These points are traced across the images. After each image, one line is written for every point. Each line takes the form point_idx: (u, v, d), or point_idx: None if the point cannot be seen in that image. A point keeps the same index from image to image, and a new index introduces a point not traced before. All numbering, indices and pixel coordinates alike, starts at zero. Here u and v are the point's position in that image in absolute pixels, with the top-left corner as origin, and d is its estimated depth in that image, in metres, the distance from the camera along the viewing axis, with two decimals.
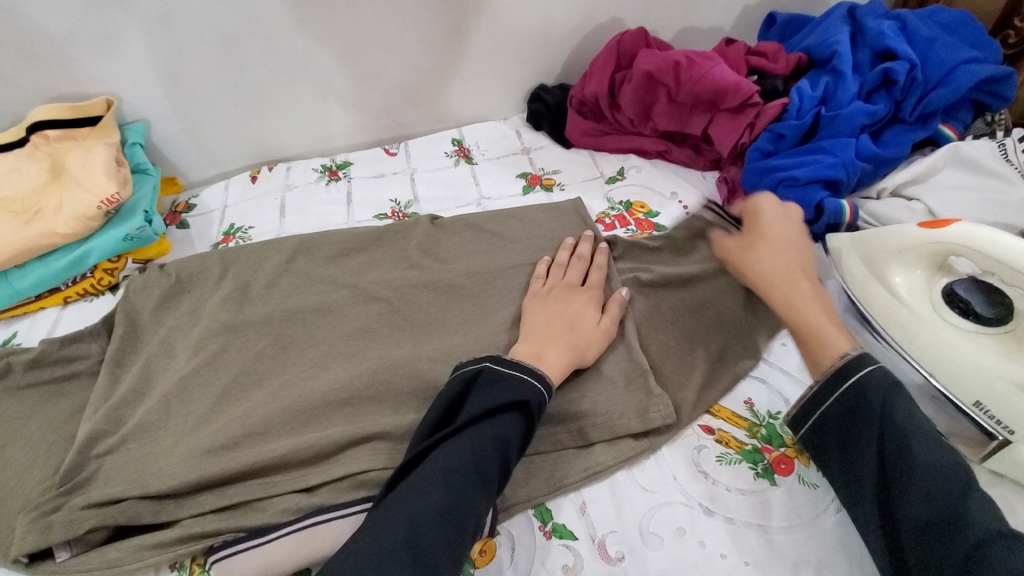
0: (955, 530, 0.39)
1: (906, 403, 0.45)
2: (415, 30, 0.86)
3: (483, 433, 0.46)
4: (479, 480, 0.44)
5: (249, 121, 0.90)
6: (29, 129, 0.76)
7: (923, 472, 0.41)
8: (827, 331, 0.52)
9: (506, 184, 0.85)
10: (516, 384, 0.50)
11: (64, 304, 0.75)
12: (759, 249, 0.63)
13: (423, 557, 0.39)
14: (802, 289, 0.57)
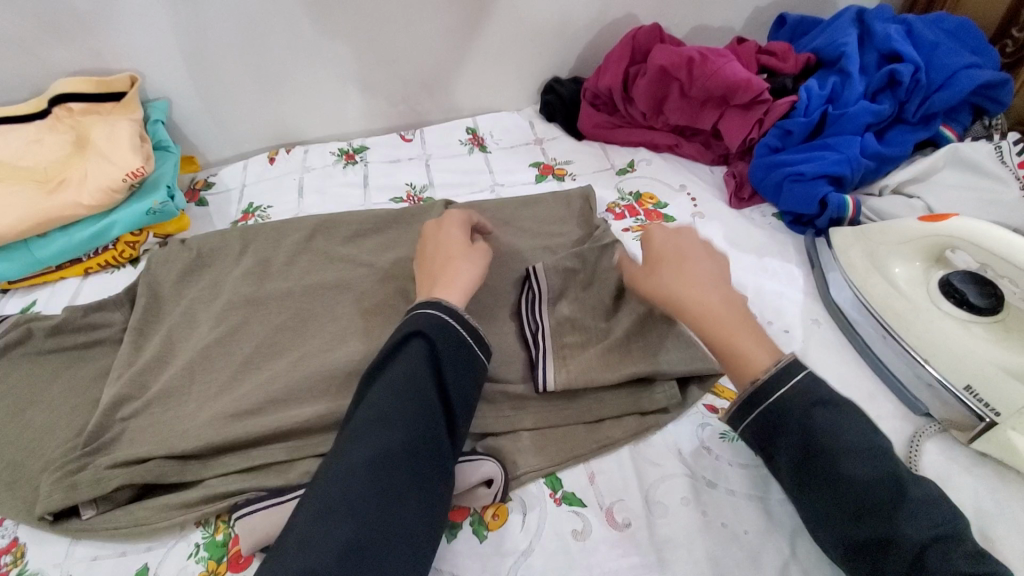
0: (896, 546, 0.39)
1: (824, 415, 0.43)
2: (434, 19, 0.88)
3: (403, 375, 0.46)
4: (411, 421, 0.44)
5: (268, 103, 0.92)
6: (52, 101, 0.78)
7: (862, 491, 0.41)
8: (743, 346, 0.47)
9: (520, 172, 0.88)
10: (426, 325, 0.49)
11: (86, 275, 0.77)
12: (660, 272, 0.54)
13: (362, 504, 0.40)
14: (716, 302, 0.50)
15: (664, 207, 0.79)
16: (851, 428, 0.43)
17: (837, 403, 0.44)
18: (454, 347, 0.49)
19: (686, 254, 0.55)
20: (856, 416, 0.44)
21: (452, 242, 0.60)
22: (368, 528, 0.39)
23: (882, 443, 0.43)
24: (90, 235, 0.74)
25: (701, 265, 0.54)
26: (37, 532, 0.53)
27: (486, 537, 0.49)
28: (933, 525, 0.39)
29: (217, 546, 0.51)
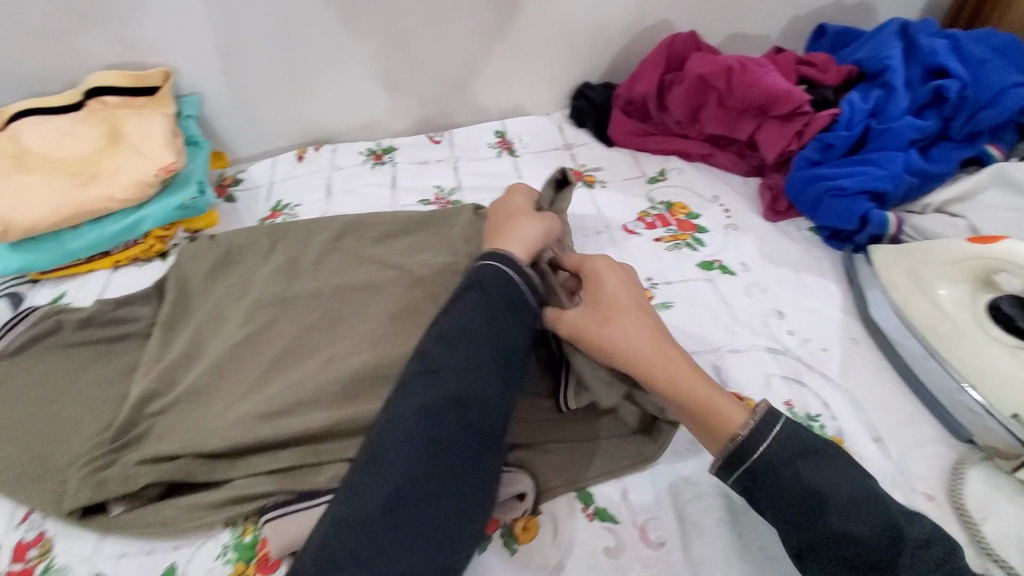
0: None
1: (807, 467, 0.44)
2: (467, 21, 0.88)
3: (466, 326, 0.48)
4: (459, 377, 0.46)
5: (299, 101, 0.92)
6: (87, 94, 0.79)
7: (858, 548, 0.41)
8: (717, 401, 0.48)
9: (549, 177, 0.87)
10: (491, 278, 0.52)
11: (114, 268, 0.77)
12: (618, 322, 0.52)
13: (411, 455, 0.42)
14: (681, 361, 0.50)
15: (697, 217, 0.78)
16: (837, 478, 0.43)
17: (819, 455, 0.45)
18: (516, 299, 0.51)
19: (637, 305, 0.54)
20: (841, 465, 0.45)
21: (514, 207, 0.65)
22: (435, 467, 0.42)
23: (870, 490, 0.43)
24: (122, 228, 0.74)
25: (651, 317, 0.53)
26: (65, 527, 0.53)
27: (516, 550, 0.49)
28: (935, 574, 0.39)
29: (246, 548, 0.50)
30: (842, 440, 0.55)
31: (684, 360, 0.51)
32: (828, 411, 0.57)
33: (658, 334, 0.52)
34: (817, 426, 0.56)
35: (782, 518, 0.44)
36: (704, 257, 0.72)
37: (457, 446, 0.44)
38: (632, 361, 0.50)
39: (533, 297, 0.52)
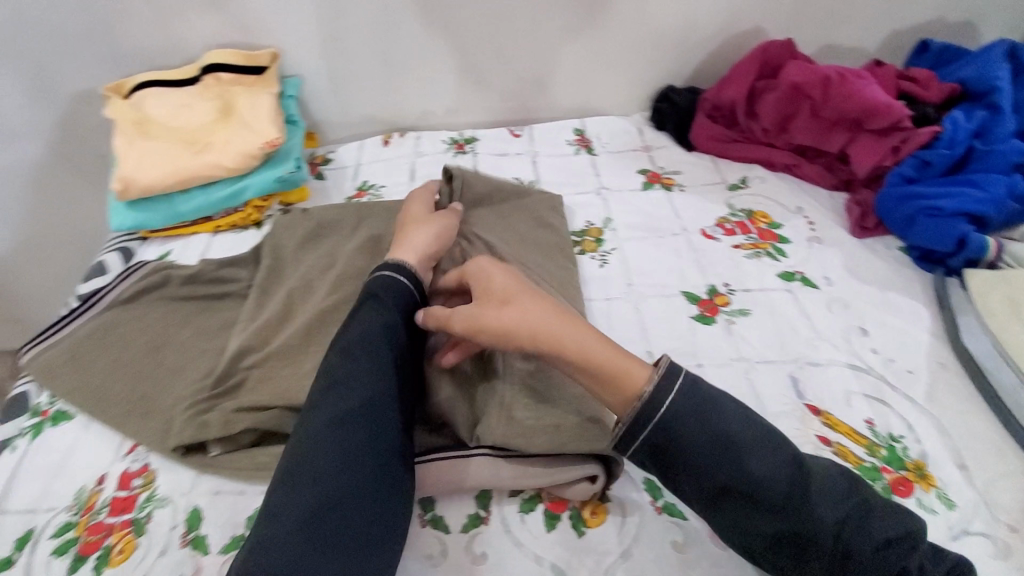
0: (813, 535, 0.43)
1: (714, 416, 0.46)
2: (559, 20, 0.90)
3: (365, 337, 0.52)
4: (365, 381, 0.49)
5: (390, 88, 0.96)
6: (204, 70, 0.85)
7: (775, 489, 0.44)
8: (623, 361, 0.49)
9: (626, 177, 0.88)
10: (381, 292, 0.56)
11: (214, 233, 0.82)
12: (516, 301, 0.52)
13: (326, 463, 0.45)
14: (582, 330, 0.51)
15: (779, 228, 0.77)
16: (745, 426, 0.46)
17: (718, 404, 0.47)
18: (406, 304, 0.57)
19: (525, 285, 0.54)
20: (743, 412, 0.48)
21: (411, 212, 0.70)
22: (356, 468, 0.45)
23: (773, 433, 0.47)
24: (227, 196, 0.80)
25: (548, 295, 0.54)
26: (165, 461, 0.58)
27: (584, 534, 0.50)
28: (842, 501, 0.44)
29: None
30: (925, 463, 0.54)
31: (588, 329, 0.51)
32: (911, 432, 0.56)
33: (558, 309, 0.52)
34: (900, 446, 0.55)
35: (697, 471, 0.45)
36: (785, 268, 0.72)
37: (372, 444, 0.46)
38: (536, 336, 0.50)
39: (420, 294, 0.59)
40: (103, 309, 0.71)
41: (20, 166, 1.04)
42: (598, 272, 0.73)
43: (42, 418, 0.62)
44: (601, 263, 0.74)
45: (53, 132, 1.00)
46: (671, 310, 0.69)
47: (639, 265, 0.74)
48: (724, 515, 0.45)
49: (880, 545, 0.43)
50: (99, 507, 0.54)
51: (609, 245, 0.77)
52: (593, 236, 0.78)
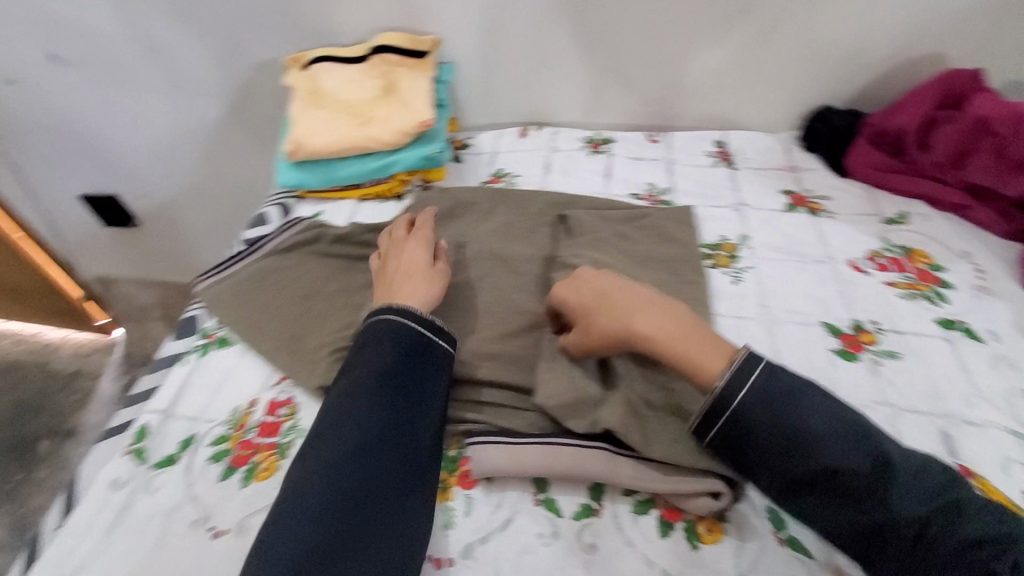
0: (895, 525, 0.42)
1: (791, 406, 0.46)
2: (718, 29, 0.89)
3: (364, 381, 0.52)
4: (363, 424, 0.49)
5: (535, 82, 0.99)
6: (374, 50, 0.92)
7: (853, 480, 0.44)
8: (697, 352, 0.50)
9: (768, 196, 0.85)
10: (383, 332, 0.55)
11: (361, 200, 0.89)
12: (594, 316, 0.56)
13: (316, 508, 0.45)
14: (654, 325, 0.53)
15: (940, 271, 0.72)
16: (825, 417, 0.46)
17: (793, 395, 0.47)
18: (416, 345, 0.55)
19: (600, 286, 0.58)
20: (825, 403, 0.47)
21: (411, 254, 0.67)
22: (348, 514, 0.46)
23: (858, 425, 0.46)
24: (378, 167, 0.86)
25: (622, 290, 0.57)
26: (306, 398, 0.63)
27: (700, 548, 0.50)
28: (929, 495, 0.42)
29: (450, 460, 0.57)
30: None
31: (661, 321, 0.53)
32: None
33: (631, 306, 0.55)
34: None
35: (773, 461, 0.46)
36: (944, 314, 0.67)
37: (368, 491, 0.47)
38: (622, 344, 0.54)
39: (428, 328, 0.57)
40: (265, 255, 0.79)
41: (204, 123, 1.20)
42: (731, 289, 0.71)
43: (208, 341, 0.70)
44: (734, 279, 0.72)
45: (234, 96, 1.13)
46: (806, 339, 0.66)
47: (775, 288, 0.72)
48: (801, 507, 0.46)
49: (973, 544, 0.40)
50: (250, 427, 0.61)
51: (743, 263, 0.75)
52: (727, 251, 0.76)
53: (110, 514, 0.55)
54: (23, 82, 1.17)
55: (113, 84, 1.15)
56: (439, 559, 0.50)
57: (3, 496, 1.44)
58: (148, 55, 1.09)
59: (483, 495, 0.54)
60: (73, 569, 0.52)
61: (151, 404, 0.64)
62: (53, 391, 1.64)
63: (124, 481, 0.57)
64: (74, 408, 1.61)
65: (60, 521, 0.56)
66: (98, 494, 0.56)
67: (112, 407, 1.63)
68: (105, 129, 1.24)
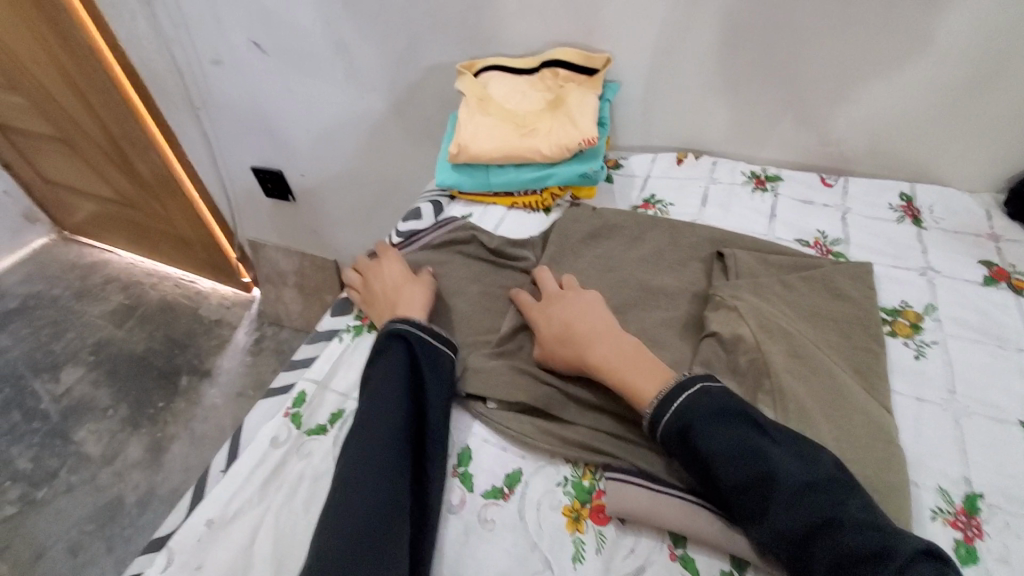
0: (784, 536, 0.45)
1: (700, 431, 0.50)
2: (927, 73, 0.80)
3: (387, 383, 0.58)
4: (386, 412, 0.55)
5: (701, 110, 0.96)
6: (547, 63, 0.93)
7: (738, 494, 0.47)
8: (637, 379, 0.56)
9: (963, 264, 0.75)
10: (393, 338, 0.62)
11: (510, 207, 0.91)
12: (555, 335, 0.62)
13: (358, 486, 0.50)
14: (606, 354, 0.59)
15: None
16: (726, 436, 0.49)
17: (706, 417, 0.51)
18: (427, 348, 0.62)
19: (569, 310, 0.64)
20: (726, 423, 0.50)
21: (385, 278, 0.74)
22: (393, 500, 0.50)
23: (755, 445, 0.48)
24: (534, 178, 0.87)
25: (587, 317, 0.63)
26: None
27: None
28: (809, 511, 0.45)
29: (583, 490, 0.56)
30: None
31: (614, 350, 0.59)
32: None
33: (590, 333, 0.61)
34: None
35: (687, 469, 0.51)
36: None
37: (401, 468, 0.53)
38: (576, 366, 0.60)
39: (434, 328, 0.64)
40: (420, 247, 0.82)
41: (370, 116, 1.29)
42: (912, 365, 0.63)
43: (361, 323, 0.75)
44: (915, 353, 0.64)
45: (402, 93, 1.21)
46: (1003, 440, 0.57)
47: (967, 372, 0.63)
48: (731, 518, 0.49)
49: (849, 559, 0.42)
50: None
51: (928, 336, 0.66)
52: (908, 319, 0.68)
53: (267, 468, 0.60)
54: (228, 63, 1.32)
55: (300, 73, 1.27)
56: None
57: (147, 417, 1.65)
58: (336, 51, 1.19)
59: (615, 535, 0.52)
60: (233, 512, 0.57)
61: (309, 373, 0.69)
62: (198, 333, 1.87)
63: (281, 440, 0.62)
64: (213, 351, 1.82)
65: (224, 465, 0.62)
66: (259, 448, 0.62)
67: (242, 357, 1.82)
68: (284, 113, 1.38)
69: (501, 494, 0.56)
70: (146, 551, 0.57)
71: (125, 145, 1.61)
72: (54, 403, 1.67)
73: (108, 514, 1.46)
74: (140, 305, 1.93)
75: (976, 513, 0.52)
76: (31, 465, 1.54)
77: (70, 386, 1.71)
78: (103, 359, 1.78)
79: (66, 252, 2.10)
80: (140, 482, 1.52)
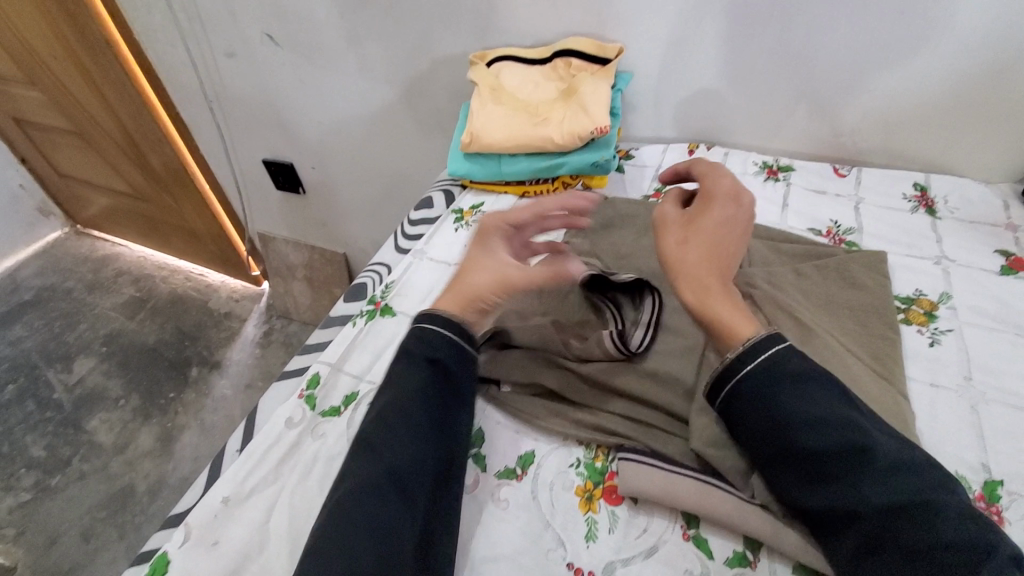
0: (865, 510, 0.43)
1: (795, 392, 0.48)
2: (943, 63, 0.80)
3: (400, 403, 0.52)
4: (398, 437, 0.50)
5: (713, 101, 0.96)
6: (559, 53, 0.94)
7: (822, 462, 0.45)
8: (734, 319, 0.53)
9: (979, 254, 0.75)
10: (421, 338, 0.56)
11: (521, 197, 0.92)
12: (693, 240, 0.58)
13: (355, 522, 0.45)
14: (715, 284, 0.55)
15: None
16: (823, 401, 0.47)
17: (800, 379, 0.48)
18: (456, 358, 0.56)
19: (728, 235, 0.59)
20: (821, 391, 0.48)
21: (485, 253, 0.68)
22: (394, 529, 0.45)
23: (849, 417, 0.46)
24: (546, 166, 0.87)
25: (726, 256, 0.58)
26: None
27: None
28: (900, 490, 0.42)
29: (595, 471, 0.56)
30: None
31: (728, 292, 0.55)
32: None
33: (717, 266, 0.57)
34: None
35: (755, 433, 0.48)
36: None
37: (405, 507, 0.47)
38: (675, 272, 0.57)
39: (462, 338, 0.57)
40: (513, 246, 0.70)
41: (382, 108, 1.30)
42: (928, 352, 0.63)
43: (374, 307, 0.76)
44: (931, 340, 0.64)
45: (414, 86, 1.22)
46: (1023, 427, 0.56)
47: (985, 360, 0.62)
48: (788, 485, 0.47)
49: (944, 545, 0.40)
50: None
51: (943, 324, 0.66)
52: (923, 307, 0.68)
53: (281, 448, 0.61)
54: (241, 56, 1.33)
55: (313, 65, 1.28)
56: (579, 569, 0.49)
57: (158, 407, 1.67)
58: (349, 42, 1.20)
59: (629, 515, 0.53)
60: (248, 491, 0.58)
61: (324, 356, 0.70)
62: (207, 325, 1.89)
63: (297, 420, 0.63)
64: (223, 343, 1.84)
65: (240, 445, 0.63)
66: (273, 428, 0.62)
67: (251, 349, 1.83)
68: (296, 105, 1.39)
69: (515, 474, 0.56)
70: (163, 527, 0.58)
71: (139, 139, 1.62)
72: (67, 393, 1.69)
73: (119, 502, 1.47)
74: (151, 298, 1.95)
75: (996, 500, 0.52)
76: (43, 454, 1.56)
77: (82, 376, 1.73)
78: (116, 350, 1.80)
79: (79, 245, 2.13)
80: (150, 471, 1.54)
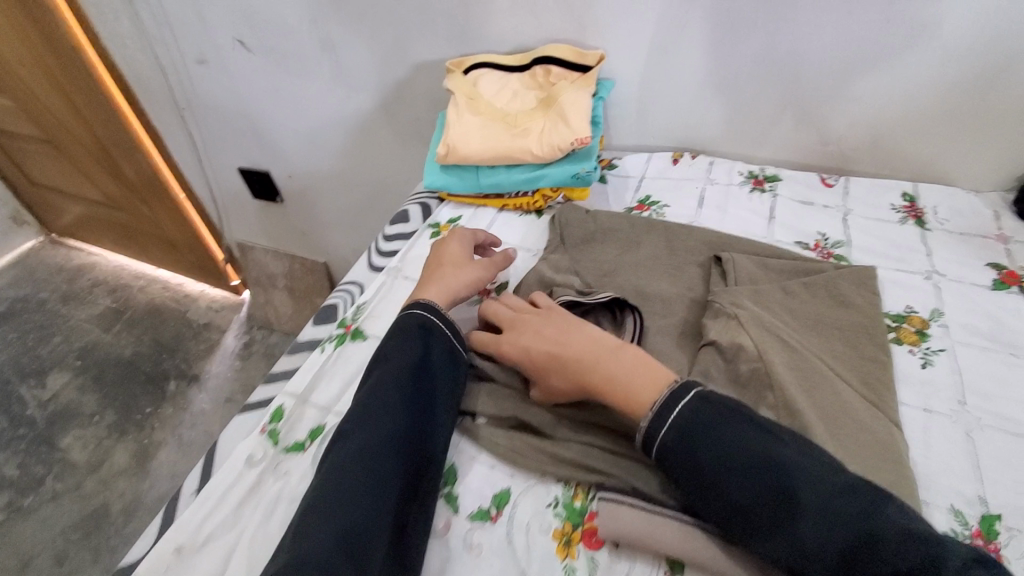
0: (812, 553, 0.42)
1: (706, 442, 0.47)
2: (931, 69, 0.78)
3: (394, 379, 0.54)
4: (391, 411, 0.52)
5: (697, 108, 0.93)
6: (538, 60, 0.90)
7: (756, 510, 0.44)
8: (636, 389, 0.51)
9: (970, 267, 0.72)
10: (411, 329, 0.58)
11: (501, 210, 0.88)
12: (552, 381, 0.55)
13: (345, 488, 0.47)
14: (604, 376, 0.53)
15: None
16: (733, 445, 0.46)
17: (714, 425, 0.48)
18: (445, 346, 0.58)
19: (550, 342, 0.57)
20: (733, 430, 0.47)
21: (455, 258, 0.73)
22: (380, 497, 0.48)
23: (766, 455, 0.45)
24: (525, 179, 0.84)
25: (571, 340, 0.56)
26: None
27: None
28: (842, 526, 0.42)
29: (574, 512, 0.53)
30: None
31: (614, 367, 0.53)
32: None
33: (582, 360, 0.54)
34: None
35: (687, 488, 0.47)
36: None
37: (392, 475, 0.49)
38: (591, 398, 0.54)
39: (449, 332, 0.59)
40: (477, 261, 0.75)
41: (359, 115, 1.26)
42: (920, 375, 0.61)
43: (343, 332, 0.72)
44: (923, 361, 0.62)
45: (391, 92, 1.18)
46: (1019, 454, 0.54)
47: (978, 382, 0.60)
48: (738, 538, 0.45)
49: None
50: None
51: (935, 343, 0.64)
52: (914, 325, 0.65)
53: (240, 490, 0.57)
54: (212, 62, 1.28)
55: (286, 71, 1.23)
56: None
57: (134, 423, 1.62)
58: (322, 47, 1.16)
59: (608, 561, 0.49)
60: (204, 538, 0.54)
61: (289, 387, 0.66)
62: (186, 337, 1.83)
63: (258, 458, 0.59)
64: (201, 355, 1.79)
65: (197, 487, 0.59)
66: (233, 467, 0.59)
67: (231, 361, 1.78)
68: (270, 112, 1.34)
69: (489, 516, 0.53)
70: None
71: (111, 147, 1.57)
72: (40, 409, 1.63)
73: (93, 523, 1.42)
74: (127, 309, 1.89)
75: (993, 536, 0.49)
76: (14, 474, 1.50)
77: (55, 392, 1.67)
78: (90, 364, 1.74)
79: (54, 255, 2.06)
80: (126, 490, 1.49)
